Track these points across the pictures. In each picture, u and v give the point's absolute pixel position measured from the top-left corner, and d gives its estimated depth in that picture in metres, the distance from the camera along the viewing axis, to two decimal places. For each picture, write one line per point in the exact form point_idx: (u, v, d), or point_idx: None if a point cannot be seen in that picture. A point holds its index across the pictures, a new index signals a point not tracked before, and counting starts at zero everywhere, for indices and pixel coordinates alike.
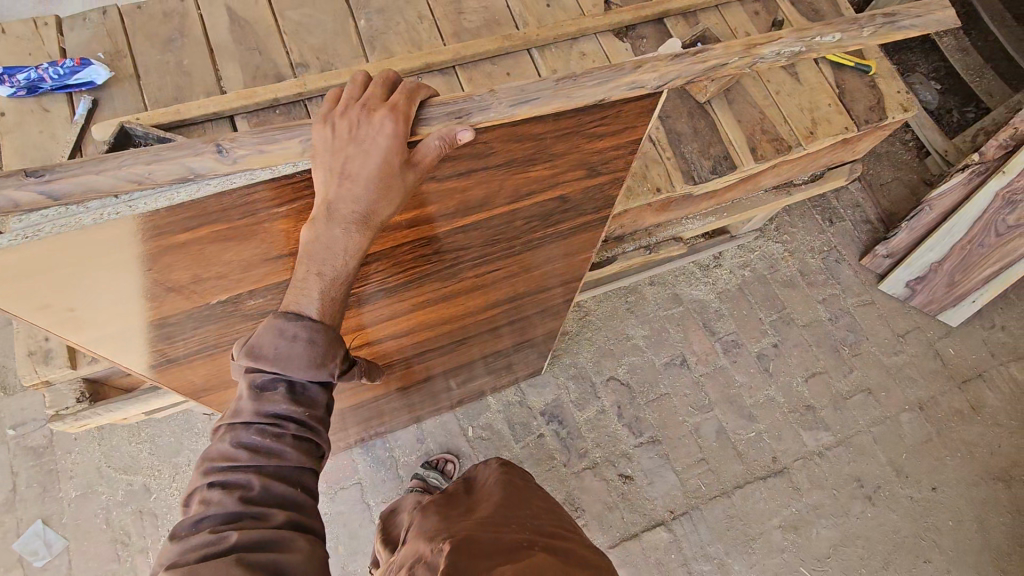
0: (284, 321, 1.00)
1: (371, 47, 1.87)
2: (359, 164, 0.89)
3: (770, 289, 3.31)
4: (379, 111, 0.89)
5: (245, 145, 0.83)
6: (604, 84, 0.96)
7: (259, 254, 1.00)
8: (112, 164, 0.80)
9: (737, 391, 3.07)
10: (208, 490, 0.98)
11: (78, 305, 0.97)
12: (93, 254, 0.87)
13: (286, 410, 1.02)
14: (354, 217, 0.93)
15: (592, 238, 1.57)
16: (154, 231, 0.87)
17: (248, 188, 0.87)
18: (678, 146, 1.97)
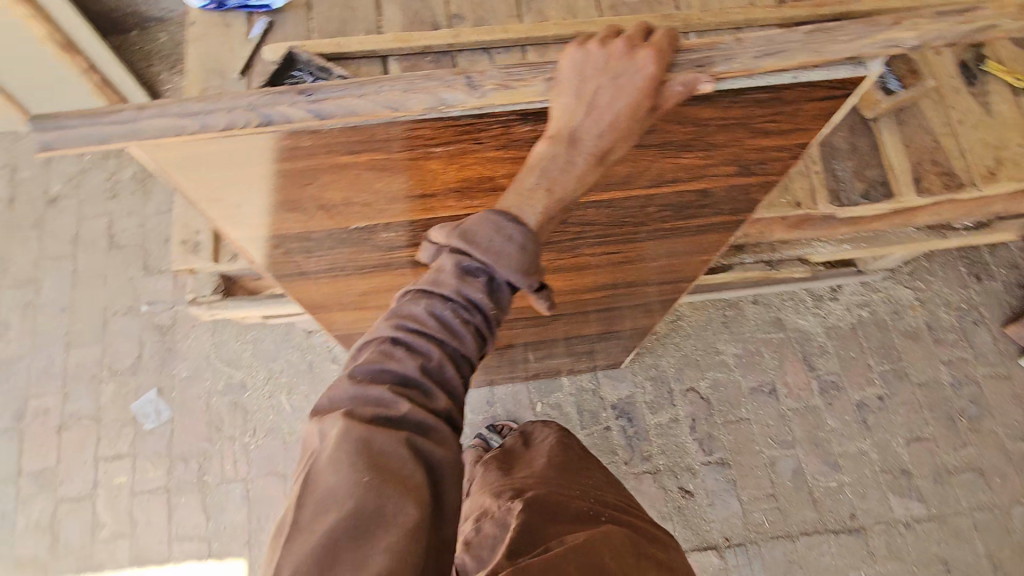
0: (501, 216, 0.86)
1: (528, 8, 1.87)
2: (610, 98, 0.83)
3: (888, 336, 3.02)
4: (643, 48, 0.82)
5: (493, 79, 0.81)
6: (857, 40, 0.85)
7: (404, 189, 1.01)
8: (372, 88, 0.81)
9: (826, 435, 2.85)
10: (388, 343, 0.86)
11: (261, 205, 1.01)
12: (307, 163, 0.90)
13: (486, 301, 0.87)
14: (592, 153, 0.86)
15: (715, 241, 1.49)
16: (336, 146, 0.87)
17: (423, 123, 0.85)
18: (830, 161, 1.80)
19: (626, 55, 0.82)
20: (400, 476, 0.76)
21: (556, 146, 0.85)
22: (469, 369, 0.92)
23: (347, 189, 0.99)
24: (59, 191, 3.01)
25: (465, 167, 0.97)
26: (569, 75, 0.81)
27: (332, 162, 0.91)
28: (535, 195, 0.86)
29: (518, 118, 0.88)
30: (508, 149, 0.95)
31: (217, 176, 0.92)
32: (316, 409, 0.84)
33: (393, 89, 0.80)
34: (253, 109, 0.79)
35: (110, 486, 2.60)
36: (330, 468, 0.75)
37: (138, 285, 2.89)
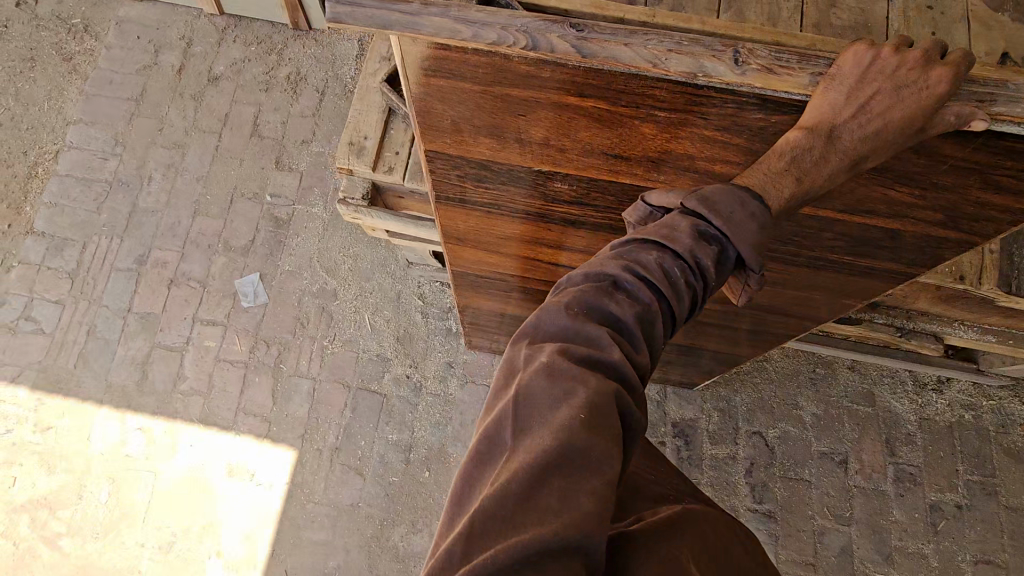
0: (747, 193, 0.90)
1: None
2: (884, 107, 0.87)
3: (988, 448, 2.78)
4: (936, 67, 0.85)
5: (758, 60, 0.82)
6: None
7: (606, 147, 1.02)
8: (640, 39, 0.82)
9: (888, 525, 2.68)
10: (610, 284, 0.88)
11: (467, 128, 1.04)
12: (540, 97, 0.93)
13: (712, 269, 0.89)
14: (847, 154, 0.89)
15: (870, 289, 1.41)
16: (579, 87, 0.89)
17: (669, 86, 0.86)
18: (1010, 244, 1.66)
19: (913, 70, 0.85)
20: (609, 425, 0.75)
21: (815, 135, 0.87)
22: (669, 333, 0.92)
23: (558, 133, 1.01)
24: (222, 71, 3.21)
25: (674, 141, 0.97)
26: (856, 71, 0.84)
27: (565, 103, 0.93)
28: (782, 180, 0.90)
29: (755, 104, 0.88)
30: (728, 133, 0.94)
31: (449, 88, 0.95)
32: (528, 329, 0.87)
33: (661, 45, 0.82)
34: (526, 33, 0.82)
35: (199, 347, 2.82)
36: (547, 396, 0.76)
37: (268, 175, 3.07)
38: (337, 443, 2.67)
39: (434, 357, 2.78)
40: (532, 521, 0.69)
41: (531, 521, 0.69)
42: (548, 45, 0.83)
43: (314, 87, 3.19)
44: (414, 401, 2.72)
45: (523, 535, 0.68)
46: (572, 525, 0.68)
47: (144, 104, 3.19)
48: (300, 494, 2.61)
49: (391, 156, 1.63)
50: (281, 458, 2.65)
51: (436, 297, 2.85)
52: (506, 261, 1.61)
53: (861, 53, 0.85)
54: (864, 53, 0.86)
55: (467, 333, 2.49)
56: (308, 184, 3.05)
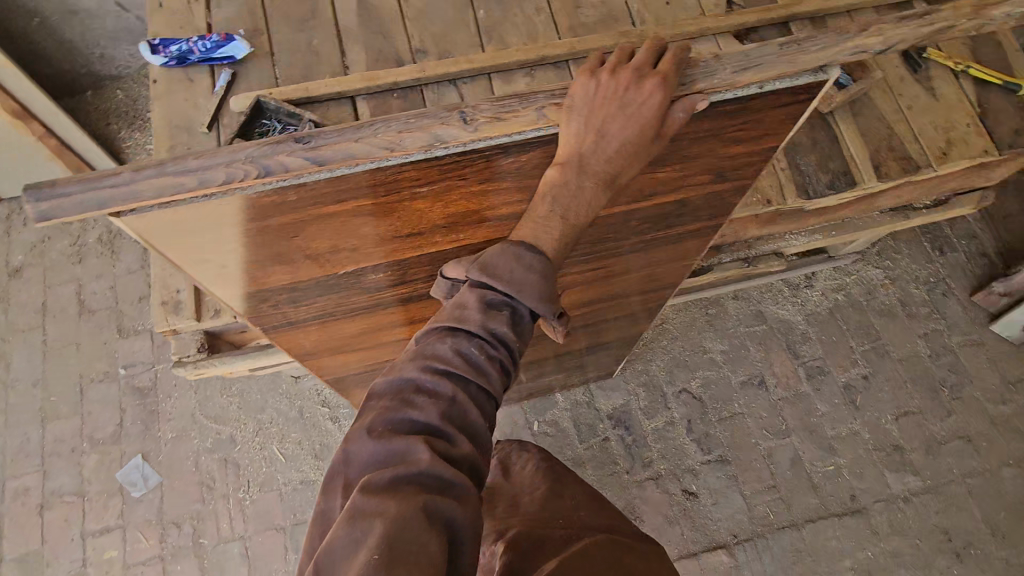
0: (523, 248, 1.01)
1: (488, 37, 1.94)
2: (619, 127, 0.93)
3: (865, 317, 3.12)
4: (650, 79, 0.92)
5: (486, 112, 0.85)
6: (829, 49, 0.93)
7: (392, 231, 1.01)
8: (369, 130, 0.83)
9: (819, 420, 2.91)
10: (412, 390, 0.97)
11: (248, 265, 1.00)
12: (303, 214, 0.91)
13: (507, 332, 1.02)
14: (608, 171, 0.97)
15: (695, 247, 1.52)
16: (333, 194, 0.89)
17: (418, 163, 0.87)
18: (795, 156, 1.86)
19: (636, 84, 0.92)
20: (410, 553, 0.77)
21: (570, 168, 0.95)
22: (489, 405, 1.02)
23: (344, 235, 0.99)
24: (21, 260, 2.89)
25: (451, 206, 0.99)
26: (585, 102, 0.92)
27: (332, 210, 0.92)
28: (551, 221, 1.01)
29: (500, 152, 0.91)
30: (494, 180, 0.97)
31: (205, 236, 0.91)
32: (343, 468, 0.91)
33: (390, 131, 0.83)
34: (252, 162, 0.81)
35: (102, 561, 2.49)
36: (351, 537, 0.79)
37: (113, 348, 2.79)
38: None
39: None
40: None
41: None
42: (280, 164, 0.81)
43: (131, 239, 2.95)
44: None
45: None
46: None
47: None
48: None
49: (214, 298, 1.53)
50: None
51: (341, 398, 2.71)
52: (375, 353, 1.59)
53: (586, 84, 0.92)
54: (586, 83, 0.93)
55: None
56: (161, 340, 2.81)
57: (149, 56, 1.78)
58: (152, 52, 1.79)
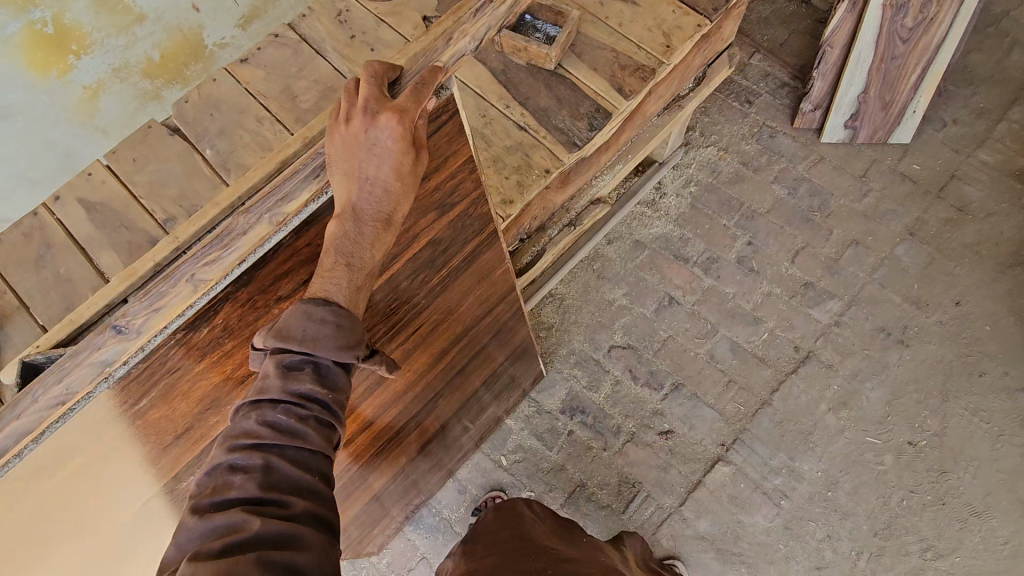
0: (313, 305, 1.09)
1: (227, 170, 1.92)
2: (375, 167, 1.10)
3: (722, 193, 3.28)
4: (384, 115, 1.08)
5: (138, 316, 1.07)
6: (439, 55, 1.15)
7: (155, 443, 1.28)
8: (31, 398, 1.04)
9: (734, 302, 3.03)
10: (226, 471, 1.01)
11: (35, 544, 1.22)
12: (33, 488, 1.14)
13: (310, 388, 1.08)
14: (379, 213, 1.13)
15: (495, 259, 1.58)
16: (52, 460, 1.13)
17: (107, 392, 1.12)
18: (548, 120, 1.92)
19: (374, 126, 1.08)
20: None
21: (347, 218, 1.11)
22: (316, 458, 1.08)
23: (94, 481, 1.22)
24: None
25: (184, 390, 1.24)
26: (341, 155, 1.10)
27: (56, 473, 1.15)
28: (337, 270, 1.12)
29: (187, 329, 1.15)
30: (206, 352, 1.21)
31: None
32: (171, 558, 0.93)
33: (54, 387, 1.04)
34: None
35: None
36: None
37: None
38: None
39: None
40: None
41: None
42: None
43: None
44: None
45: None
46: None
47: None
48: None
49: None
50: None
51: None
52: None
53: (337, 136, 1.10)
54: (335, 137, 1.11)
55: (355, 543, 2.37)
56: None
57: None
58: None
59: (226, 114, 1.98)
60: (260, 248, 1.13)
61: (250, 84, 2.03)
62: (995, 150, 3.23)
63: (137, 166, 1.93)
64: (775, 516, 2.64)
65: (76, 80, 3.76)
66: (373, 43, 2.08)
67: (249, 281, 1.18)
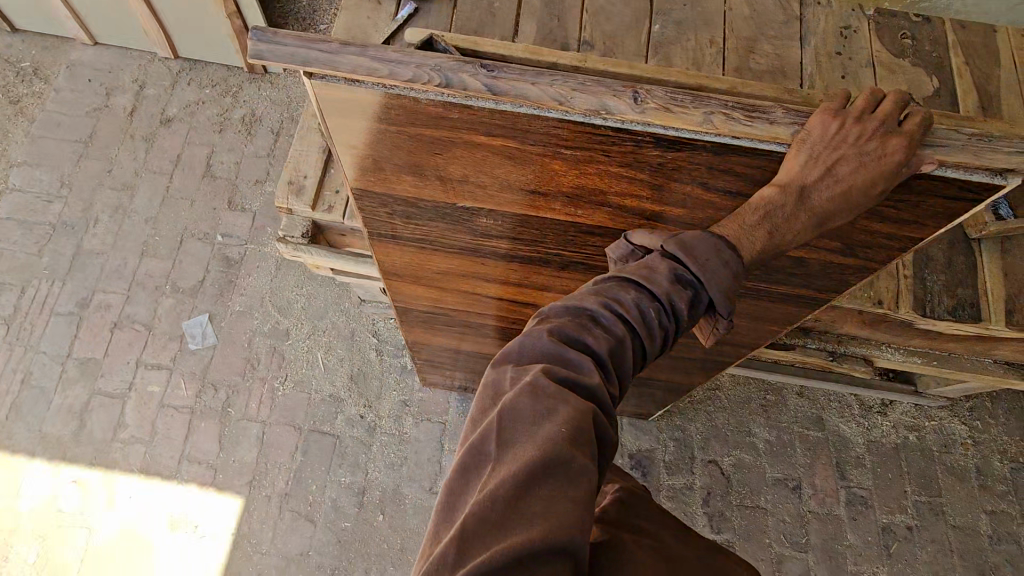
0: (722, 246, 0.95)
1: (654, 52, 2.00)
2: (848, 171, 0.94)
3: (932, 468, 2.88)
4: (897, 136, 0.92)
5: (658, 98, 0.88)
6: (1021, 154, 0.88)
7: (520, 181, 1.05)
8: (547, 78, 0.87)
9: (842, 549, 2.72)
10: (587, 319, 0.92)
11: (376, 158, 1.06)
12: (439, 131, 0.96)
13: (684, 312, 0.94)
14: (814, 212, 0.97)
15: (793, 315, 1.49)
16: (471, 125, 0.93)
17: (561, 122, 0.90)
18: (922, 269, 1.77)
19: (878, 139, 0.93)
20: (587, 440, 0.81)
21: (789, 193, 0.94)
22: (639, 365, 0.97)
23: (460, 165, 1.04)
24: (176, 113, 3.20)
25: (587, 173, 1.02)
26: (824, 139, 0.92)
27: (461, 134, 0.96)
28: (756, 233, 0.96)
29: (652, 140, 0.92)
30: (638, 169, 0.98)
31: (347, 122, 0.97)
32: (513, 351, 0.91)
33: (566, 84, 0.87)
34: (435, 70, 0.87)
35: (142, 392, 2.73)
36: (534, 412, 0.81)
37: (220, 216, 3.05)
38: (287, 488, 2.60)
39: (388, 396, 2.75)
40: (508, 524, 0.72)
41: (510, 523, 0.73)
42: (387, 68, 0.86)
43: (268, 129, 3.21)
44: (368, 441, 2.67)
45: (497, 544, 0.71)
46: (553, 527, 0.73)
47: (92, 145, 3.14)
48: (247, 544, 2.51)
49: (331, 195, 1.66)
50: (228, 506, 2.56)
51: (391, 335, 2.84)
52: (453, 300, 1.67)
53: (828, 123, 0.92)
54: (828, 121, 0.93)
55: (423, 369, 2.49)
56: (261, 224, 3.03)
57: None
58: None
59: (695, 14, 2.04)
60: (764, 144, 0.91)
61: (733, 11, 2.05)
62: None
63: None
64: None
65: None
66: (848, 74, 2.01)
67: (733, 160, 0.94)
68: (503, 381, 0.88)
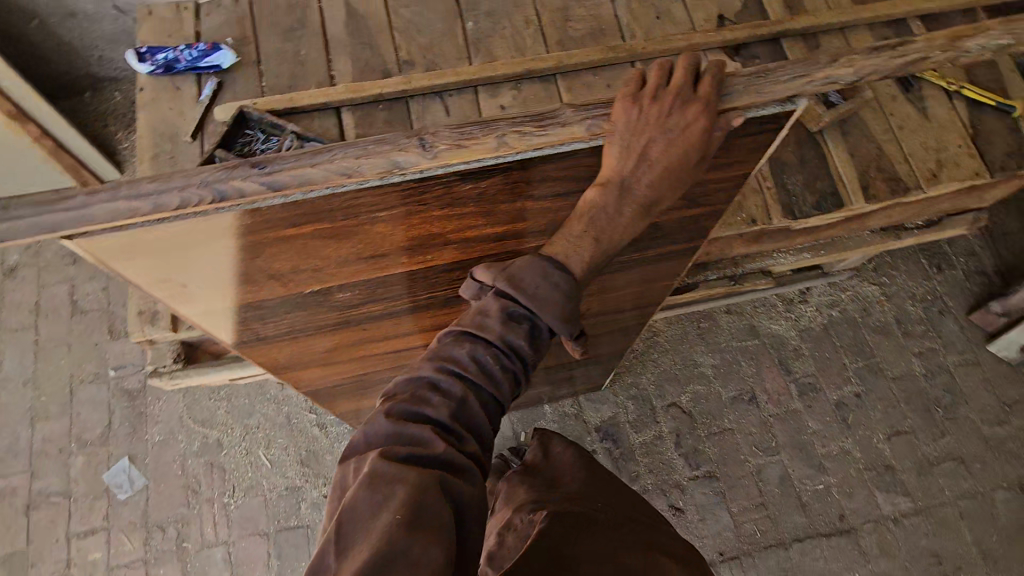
0: (550, 266, 1.02)
1: (476, 50, 1.95)
2: (662, 151, 0.97)
3: (860, 335, 3.09)
4: (694, 104, 0.95)
5: (447, 139, 0.85)
6: (797, 79, 0.94)
7: (352, 254, 1.01)
8: (323, 155, 0.83)
9: (809, 438, 2.89)
10: (427, 387, 0.98)
11: (190, 280, 1.00)
12: (237, 238, 0.90)
13: (520, 347, 1.01)
14: (643, 199, 1.01)
15: (676, 268, 1.54)
16: (269, 223, 0.88)
17: (359, 192, 0.86)
18: (781, 175, 1.86)
19: (679, 112, 0.95)
20: (428, 516, 0.83)
21: (609, 191, 0.99)
22: (494, 411, 1.03)
23: (280, 259, 0.98)
24: (16, 260, 2.89)
25: (406, 230, 0.99)
26: (628, 130, 0.95)
27: (263, 234, 0.91)
28: (584, 241, 1.03)
29: (458, 178, 0.90)
30: (462, 206, 0.96)
31: (138, 261, 0.92)
32: (355, 443, 0.95)
33: (345, 156, 0.83)
34: (206, 186, 0.82)
35: (85, 563, 2.51)
36: (369, 503, 0.84)
37: (103, 350, 2.79)
38: None
39: None
40: None
41: None
42: (154, 203, 0.81)
43: None
44: None
45: None
46: None
47: None
48: None
49: None
50: None
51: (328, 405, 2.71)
52: (353, 369, 1.60)
53: (627, 112, 0.94)
54: (628, 111, 0.95)
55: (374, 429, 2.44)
56: None
57: (136, 64, 1.81)
58: (139, 59, 1.81)
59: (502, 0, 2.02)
60: (567, 145, 0.91)
61: None
62: None
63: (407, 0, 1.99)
64: None
65: None
66: (662, 13, 2.05)
67: (543, 168, 0.94)
68: (349, 480, 0.91)
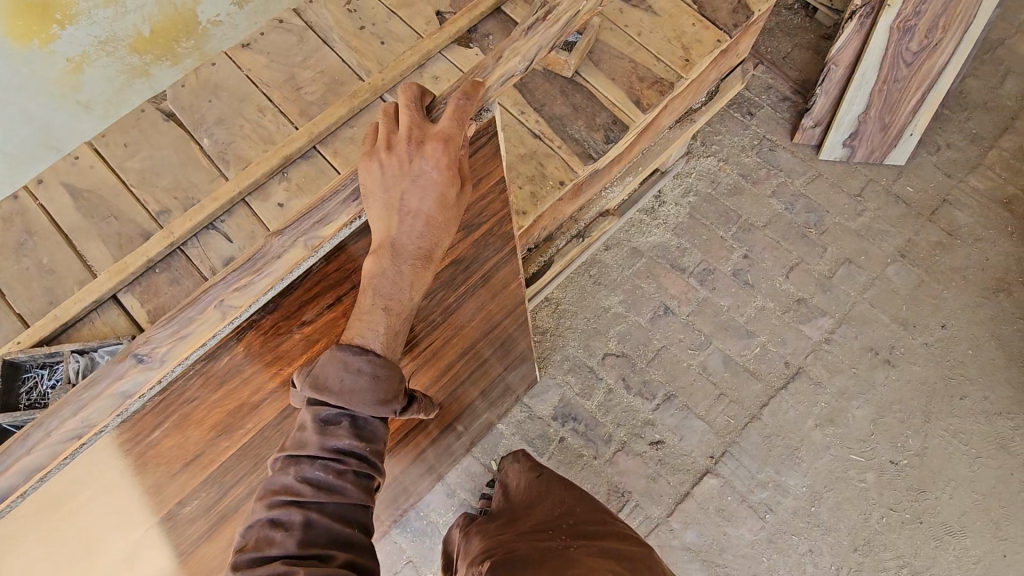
0: (349, 355, 1.13)
1: (225, 163, 1.90)
2: (416, 199, 1.13)
3: (720, 205, 3.28)
4: (428, 143, 1.13)
5: (153, 355, 1.08)
6: (489, 76, 1.18)
7: (167, 469, 1.27)
8: (46, 431, 1.04)
9: (728, 315, 3.06)
10: (268, 526, 1.07)
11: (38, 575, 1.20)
12: (37, 525, 1.12)
13: (346, 446, 1.12)
14: (416, 251, 1.16)
15: (511, 272, 1.68)
16: (55, 498, 1.11)
17: (111, 433, 1.10)
18: (564, 129, 1.90)
19: (418, 155, 1.13)
20: None
21: (383, 255, 1.15)
22: (353, 510, 1.13)
23: (94, 515, 1.20)
24: None
25: (189, 423, 1.23)
26: (378, 185, 1.12)
27: (59, 511, 1.13)
28: (377, 315, 1.16)
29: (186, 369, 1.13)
30: (219, 385, 1.21)
31: None
32: None
33: (66, 421, 1.04)
34: None
35: None
36: None
37: None
38: None
39: None
40: None
41: None
42: None
43: None
44: None
45: None
46: None
47: None
48: None
49: None
50: None
51: None
52: None
53: (374, 170, 1.12)
54: (374, 167, 1.12)
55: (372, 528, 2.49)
56: None
57: None
58: None
59: (225, 103, 1.95)
60: (291, 272, 1.13)
61: (252, 70, 1.99)
62: (985, 177, 3.26)
63: (128, 151, 1.92)
64: (759, 529, 2.72)
65: (61, 51, 3.57)
66: (382, 36, 2.03)
67: (274, 308, 1.18)
68: None
